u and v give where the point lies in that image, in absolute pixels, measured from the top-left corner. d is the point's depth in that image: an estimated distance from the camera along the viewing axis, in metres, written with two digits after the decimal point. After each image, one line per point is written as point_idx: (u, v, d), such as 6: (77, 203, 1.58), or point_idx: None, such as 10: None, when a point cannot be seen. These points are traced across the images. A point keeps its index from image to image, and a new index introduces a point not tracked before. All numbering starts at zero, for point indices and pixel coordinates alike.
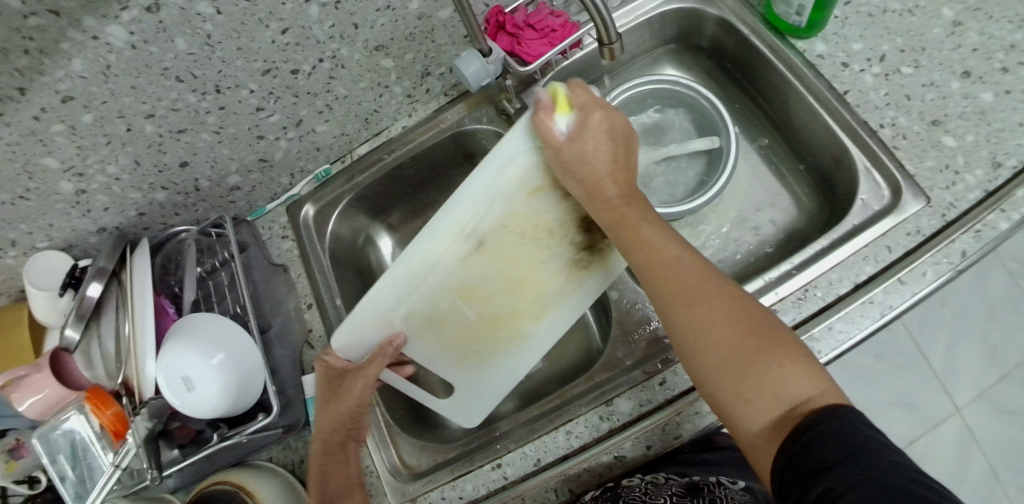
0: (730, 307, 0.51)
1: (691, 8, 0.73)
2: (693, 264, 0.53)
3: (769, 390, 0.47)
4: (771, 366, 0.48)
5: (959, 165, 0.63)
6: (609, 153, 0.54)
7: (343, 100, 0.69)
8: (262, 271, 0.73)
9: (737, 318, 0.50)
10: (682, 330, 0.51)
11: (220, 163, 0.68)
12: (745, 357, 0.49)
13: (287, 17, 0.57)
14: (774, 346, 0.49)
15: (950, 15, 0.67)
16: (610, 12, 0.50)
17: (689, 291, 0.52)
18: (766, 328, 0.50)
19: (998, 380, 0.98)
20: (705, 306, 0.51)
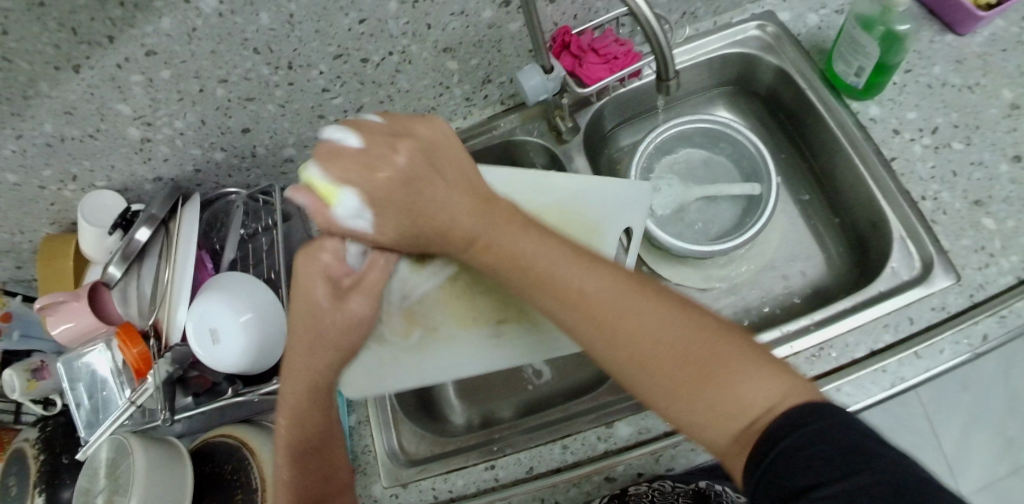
0: (642, 338, 0.45)
1: (752, 54, 0.74)
2: (594, 278, 0.47)
3: (716, 414, 0.42)
4: (720, 373, 0.43)
5: (996, 247, 0.64)
6: (449, 185, 0.50)
7: (405, 94, 0.71)
8: (301, 242, 0.75)
9: (666, 341, 0.44)
10: (624, 377, 0.46)
11: (279, 135, 0.71)
12: (689, 374, 0.43)
13: (367, 8, 0.60)
14: (716, 349, 0.44)
15: (1010, 97, 0.68)
16: (672, 49, 0.52)
17: (601, 314, 0.46)
18: (699, 336, 0.44)
19: (1008, 474, 0.95)
20: (611, 341, 0.46)
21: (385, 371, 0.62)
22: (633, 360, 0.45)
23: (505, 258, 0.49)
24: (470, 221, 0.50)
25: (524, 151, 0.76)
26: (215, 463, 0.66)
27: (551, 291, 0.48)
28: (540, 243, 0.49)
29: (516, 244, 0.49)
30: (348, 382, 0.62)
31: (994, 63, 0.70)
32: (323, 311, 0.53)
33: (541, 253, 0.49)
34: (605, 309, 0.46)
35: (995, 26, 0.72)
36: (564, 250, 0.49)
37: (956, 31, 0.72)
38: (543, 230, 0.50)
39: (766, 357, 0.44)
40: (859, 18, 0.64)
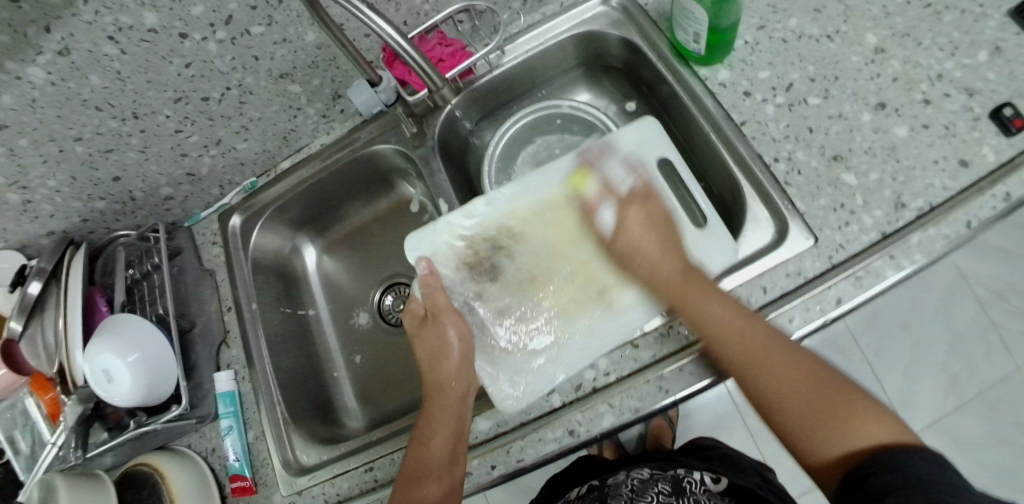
0: (799, 384, 0.54)
1: (595, 31, 0.72)
2: (770, 335, 0.56)
3: (823, 441, 0.52)
4: (841, 419, 0.51)
5: (857, 205, 0.63)
6: (660, 244, 0.63)
7: (258, 122, 0.73)
8: (193, 275, 0.78)
9: (800, 377, 0.54)
10: (765, 396, 0.55)
11: (150, 178, 0.74)
12: (817, 404, 0.53)
13: (187, 53, 0.62)
14: (829, 394, 0.53)
15: (874, 41, 0.68)
16: (429, 65, 0.61)
17: (754, 353, 0.55)
18: (825, 378, 0.54)
19: (954, 409, 0.99)
20: (771, 368, 0.55)
21: (522, 368, 0.64)
22: (772, 386, 0.55)
23: (686, 302, 0.59)
24: (669, 263, 0.62)
25: (384, 159, 0.76)
26: (134, 490, 0.70)
27: (721, 334, 0.56)
28: (722, 304, 0.57)
29: (707, 309, 0.57)
30: (495, 386, 0.64)
31: (857, 7, 0.70)
32: (441, 343, 0.65)
33: (726, 317, 0.56)
34: (756, 352, 0.55)
35: None
36: (738, 309, 0.57)
37: None
38: (726, 294, 0.59)
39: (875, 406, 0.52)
40: None
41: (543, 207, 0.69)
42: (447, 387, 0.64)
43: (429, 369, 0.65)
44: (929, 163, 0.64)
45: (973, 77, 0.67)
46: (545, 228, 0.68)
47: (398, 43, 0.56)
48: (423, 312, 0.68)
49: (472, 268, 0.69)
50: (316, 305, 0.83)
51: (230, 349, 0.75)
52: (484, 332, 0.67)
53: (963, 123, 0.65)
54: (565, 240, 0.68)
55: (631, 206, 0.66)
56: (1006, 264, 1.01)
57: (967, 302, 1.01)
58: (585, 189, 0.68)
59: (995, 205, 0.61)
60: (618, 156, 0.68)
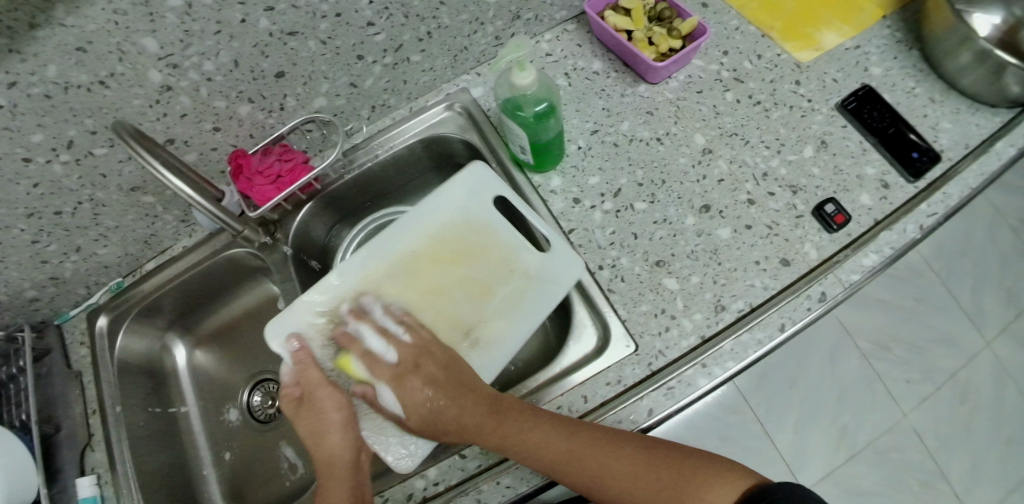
0: (631, 465, 0.56)
1: (437, 134, 0.76)
2: (588, 433, 0.57)
3: (692, 497, 0.54)
4: (699, 489, 0.54)
5: (677, 309, 0.65)
6: (463, 402, 0.58)
7: (115, 230, 0.75)
8: (61, 376, 0.78)
9: (637, 469, 0.56)
10: (603, 496, 0.57)
11: (12, 283, 0.74)
12: (661, 490, 0.55)
13: (33, 175, 0.65)
14: (663, 475, 0.56)
15: (702, 142, 0.71)
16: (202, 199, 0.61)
17: (580, 460, 0.56)
18: (641, 447, 0.57)
19: (847, 460, 1.02)
20: (604, 484, 0.56)
21: (417, 427, 0.62)
22: (607, 485, 0.56)
23: (508, 441, 0.57)
24: (477, 410, 0.58)
25: (244, 260, 0.80)
26: None
27: (564, 468, 0.56)
28: (537, 431, 0.57)
29: (522, 436, 0.57)
30: (387, 454, 0.62)
31: (688, 108, 0.73)
32: (324, 421, 0.59)
33: (543, 446, 0.56)
34: (575, 465, 0.56)
35: (692, 68, 0.76)
36: (563, 431, 0.57)
37: (648, 80, 0.74)
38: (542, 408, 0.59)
39: (725, 462, 0.57)
40: (508, 103, 0.65)
41: (388, 270, 0.65)
42: (339, 462, 0.58)
43: (318, 458, 0.59)
44: (752, 263, 0.66)
45: (799, 174, 0.70)
46: (400, 287, 0.65)
47: (194, 200, 0.59)
48: (300, 394, 0.61)
49: (334, 346, 0.64)
50: (185, 401, 0.84)
51: (94, 451, 0.76)
52: (361, 402, 0.64)
53: (785, 221, 0.68)
54: (422, 296, 0.65)
55: (408, 374, 0.58)
56: (889, 314, 1.07)
57: (851, 354, 1.06)
58: (430, 240, 0.66)
59: (808, 307, 0.63)
60: (456, 200, 0.67)
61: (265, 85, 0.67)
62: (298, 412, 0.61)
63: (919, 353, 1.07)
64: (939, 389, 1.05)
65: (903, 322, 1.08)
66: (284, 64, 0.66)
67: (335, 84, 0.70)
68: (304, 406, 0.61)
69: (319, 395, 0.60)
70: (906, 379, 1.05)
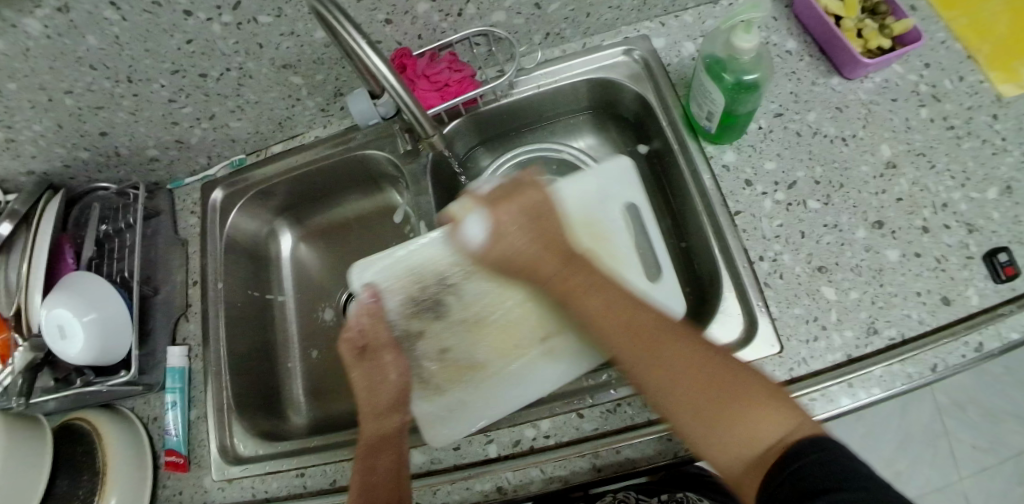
0: (681, 361, 0.52)
1: (611, 80, 0.72)
2: (651, 317, 0.55)
3: (727, 432, 0.49)
4: (745, 416, 0.48)
5: (830, 321, 0.62)
6: (529, 238, 0.59)
7: (255, 105, 0.72)
8: (165, 239, 0.80)
9: (678, 379, 0.51)
10: (643, 385, 0.53)
11: (137, 138, 0.74)
12: (713, 409, 0.50)
13: (190, 30, 0.61)
14: (729, 383, 0.50)
15: (887, 154, 0.67)
16: (394, 75, 0.55)
17: (652, 341, 0.53)
18: (725, 382, 0.50)
19: None
20: (659, 385, 0.52)
21: (457, 406, 0.64)
22: (661, 386, 0.52)
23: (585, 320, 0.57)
24: (552, 259, 0.58)
25: (376, 163, 0.77)
26: (71, 445, 0.71)
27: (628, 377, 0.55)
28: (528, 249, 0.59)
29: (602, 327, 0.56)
30: (428, 423, 0.64)
31: (878, 114, 0.69)
32: (380, 377, 0.65)
33: (606, 307, 0.56)
34: (654, 338, 0.53)
35: (890, 72, 0.70)
36: (614, 292, 0.56)
37: (843, 74, 0.70)
38: (611, 280, 0.57)
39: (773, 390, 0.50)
40: (711, 60, 0.60)
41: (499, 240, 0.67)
42: (387, 416, 0.63)
43: (364, 405, 0.64)
44: (911, 293, 0.62)
45: (976, 213, 0.64)
46: (489, 271, 0.67)
47: (387, 79, 0.54)
48: (360, 343, 0.66)
49: (416, 305, 0.68)
50: (283, 292, 0.85)
51: (188, 323, 0.77)
52: (418, 367, 0.67)
53: (953, 259, 0.63)
54: (513, 282, 0.66)
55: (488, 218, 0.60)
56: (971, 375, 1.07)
57: (923, 405, 1.07)
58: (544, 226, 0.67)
59: (963, 354, 0.60)
60: (584, 195, 0.67)
61: None
62: (356, 361, 0.66)
63: (995, 422, 1.05)
64: (1001, 461, 1.04)
65: (985, 385, 1.07)
66: None
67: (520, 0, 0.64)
68: (362, 356, 0.66)
69: (381, 353, 0.65)
70: (973, 444, 1.05)
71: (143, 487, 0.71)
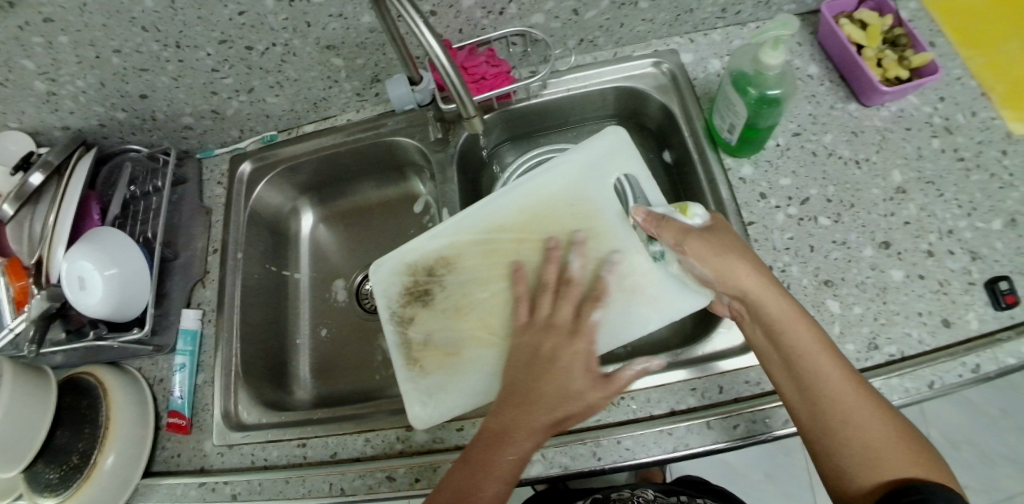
0: (869, 402, 0.53)
1: (640, 90, 0.76)
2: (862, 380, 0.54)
3: (875, 465, 0.51)
4: (904, 459, 0.50)
5: (833, 333, 0.65)
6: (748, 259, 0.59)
7: (294, 82, 0.76)
8: (190, 207, 0.82)
9: (868, 415, 0.52)
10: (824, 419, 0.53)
11: (176, 104, 0.76)
12: (887, 445, 0.51)
13: (243, 3, 0.63)
14: (902, 434, 0.51)
15: (898, 179, 0.70)
16: (442, 52, 0.55)
17: (847, 382, 0.53)
18: (899, 422, 0.52)
19: None
20: (850, 410, 0.52)
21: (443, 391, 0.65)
22: (843, 416, 0.52)
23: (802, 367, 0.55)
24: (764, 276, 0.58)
25: (403, 150, 0.81)
26: (76, 396, 0.70)
27: (816, 403, 0.53)
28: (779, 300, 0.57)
29: (818, 365, 0.54)
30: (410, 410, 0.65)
31: (892, 141, 0.72)
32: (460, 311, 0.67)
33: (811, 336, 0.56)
34: (848, 381, 0.53)
35: (906, 102, 0.74)
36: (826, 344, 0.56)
37: (863, 100, 0.73)
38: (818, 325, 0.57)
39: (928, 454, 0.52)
40: (739, 78, 0.63)
41: (494, 232, 0.69)
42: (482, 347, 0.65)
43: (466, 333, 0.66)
44: (913, 313, 0.65)
45: (982, 241, 0.67)
46: (477, 258, 0.69)
47: (442, 62, 0.56)
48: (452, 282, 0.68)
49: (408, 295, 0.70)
50: (299, 268, 0.88)
51: (205, 289, 0.79)
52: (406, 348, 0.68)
53: (957, 283, 0.65)
54: (501, 270, 0.68)
55: (692, 237, 0.60)
56: (964, 415, 1.09)
57: None
58: (523, 212, 0.69)
59: (961, 373, 0.62)
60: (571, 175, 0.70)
61: None
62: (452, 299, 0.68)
63: (987, 463, 1.07)
64: None
65: (979, 426, 1.09)
66: None
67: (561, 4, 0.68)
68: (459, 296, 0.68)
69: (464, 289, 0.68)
70: (965, 485, 1.07)
71: (143, 446, 0.71)
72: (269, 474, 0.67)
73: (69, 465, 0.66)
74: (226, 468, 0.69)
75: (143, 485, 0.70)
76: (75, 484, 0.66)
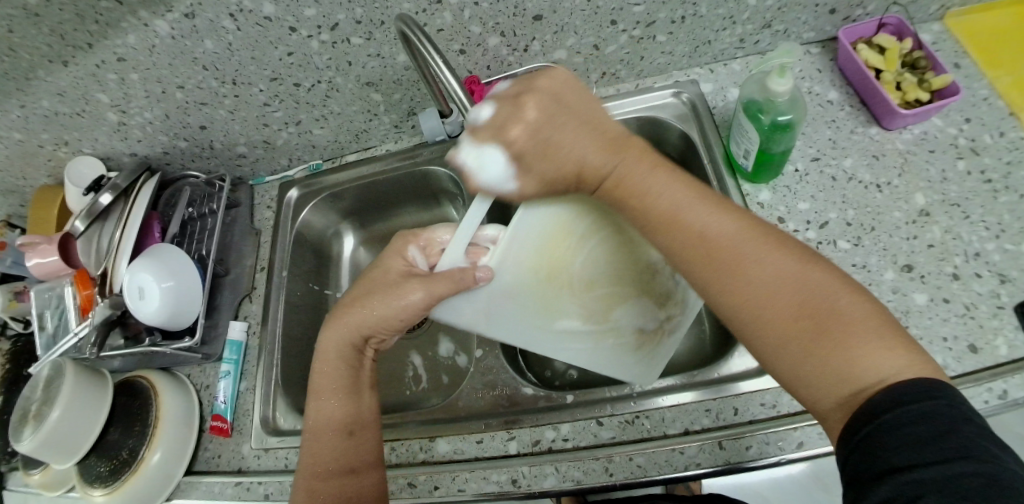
0: (772, 262, 0.49)
1: (659, 119, 0.80)
2: (737, 226, 0.51)
3: (807, 377, 0.46)
4: (854, 342, 0.44)
5: None
6: (588, 135, 0.56)
7: (336, 115, 0.82)
8: (241, 227, 0.89)
9: (770, 281, 0.48)
10: (749, 307, 0.49)
11: (231, 135, 0.83)
12: (811, 330, 0.46)
13: (292, 44, 0.70)
14: (822, 301, 0.46)
15: (921, 202, 0.70)
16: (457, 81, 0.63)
17: (727, 257, 0.50)
18: (818, 296, 0.46)
19: None
20: (753, 275, 0.49)
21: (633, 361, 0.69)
22: (750, 300, 0.49)
23: (631, 195, 0.55)
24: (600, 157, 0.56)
25: (437, 179, 0.86)
26: (129, 397, 0.76)
27: (706, 258, 0.51)
28: (578, 140, 0.56)
29: (695, 215, 0.52)
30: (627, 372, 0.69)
31: (915, 164, 0.72)
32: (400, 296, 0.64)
33: (664, 188, 0.54)
34: (730, 255, 0.50)
35: (929, 124, 0.74)
36: (705, 202, 0.53)
37: (883, 124, 0.75)
38: (682, 175, 0.55)
39: (880, 326, 0.45)
40: (750, 104, 0.67)
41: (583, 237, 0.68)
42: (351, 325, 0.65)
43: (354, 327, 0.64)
44: (938, 338, 0.64)
45: (1012, 264, 0.65)
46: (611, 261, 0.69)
47: (458, 97, 0.64)
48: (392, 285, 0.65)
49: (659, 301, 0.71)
50: (339, 288, 0.94)
51: (250, 303, 0.85)
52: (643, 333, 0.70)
53: (984, 307, 0.64)
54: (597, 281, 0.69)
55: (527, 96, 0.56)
56: None
57: None
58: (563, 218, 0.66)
59: (986, 399, 0.60)
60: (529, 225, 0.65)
61: (520, 25, 0.71)
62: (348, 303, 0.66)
63: None
64: None
65: None
66: (545, 8, 0.69)
67: (581, 41, 0.74)
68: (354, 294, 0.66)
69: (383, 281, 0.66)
70: None
71: (186, 447, 0.76)
72: None
73: (119, 458, 0.72)
74: (261, 470, 0.73)
75: (184, 482, 0.75)
76: (124, 476, 0.71)
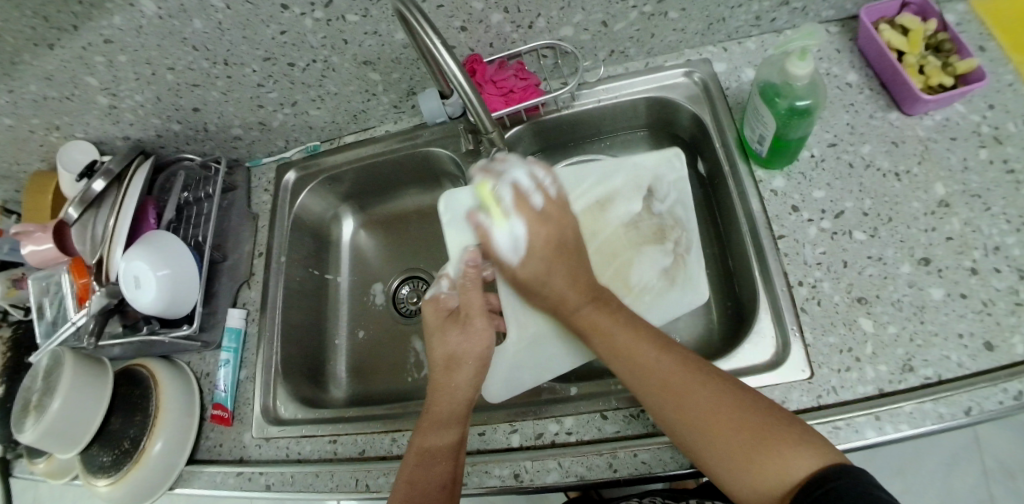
0: (698, 396, 0.54)
1: (669, 102, 0.78)
2: (674, 360, 0.57)
3: (736, 475, 0.52)
4: (773, 450, 0.51)
5: (864, 353, 0.63)
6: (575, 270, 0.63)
7: (333, 95, 0.79)
8: (238, 212, 0.87)
9: (703, 409, 0.54)
10: (676, 430, 0.55)
11: (225, 117, 0.81)
12: (739, 436, 0.52)
13: (285, 22, 0.67)
14: (747, 414, 0.53)
15: (940, 192, 0.67)
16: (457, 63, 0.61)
17: (676, 385, 0.55)
18: (743, 403, 0.53)
19: None
20: (684, 406, 0.54)
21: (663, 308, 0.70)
22: (687, 422, 0.54)
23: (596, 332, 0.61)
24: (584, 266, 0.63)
25: (438, 161, 0.84)
26: (129, 386, 0.76)
27: (646, 387, 0.57)
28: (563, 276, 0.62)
29: (641, 356, 0.57)
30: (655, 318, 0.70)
31: (935, 151, 0.69)
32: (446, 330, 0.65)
33: (628, 333, 0.59)
34: (678, 384, 0.55)
35: (951, 110, 0.71)
36: (654, 342, 0.58)
37: (903, 109, 0.71)
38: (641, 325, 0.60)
39: (789, 426, 0.52)
40: (767, 88, 0.64)
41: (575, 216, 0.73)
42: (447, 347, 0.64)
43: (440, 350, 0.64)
44: (952, 334, 0.62)
45: None
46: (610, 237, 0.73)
47: (459, 79, 0.62)
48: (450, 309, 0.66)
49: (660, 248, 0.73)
50: (340, 273, 0.92)
51: (249, 290, 0.84)
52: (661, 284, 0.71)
53: (1001, 303, 0.62)
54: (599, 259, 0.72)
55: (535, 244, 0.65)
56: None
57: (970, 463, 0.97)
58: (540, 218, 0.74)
59: (1000, 400, 0.58)
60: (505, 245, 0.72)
61: (524, 1, 0.67)
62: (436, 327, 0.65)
63: None
64: None
65: None
66: None
67: (588, 18, 0.71)
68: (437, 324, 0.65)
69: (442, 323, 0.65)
70: None
71: (188, 436, 0.75)
72: (300, 468, 0.71)
73: (121, 449, 0.72)
74: (263, 459, 0.73)
75: (186, 471, 0.75)
76: (127, 466, 0.71)
